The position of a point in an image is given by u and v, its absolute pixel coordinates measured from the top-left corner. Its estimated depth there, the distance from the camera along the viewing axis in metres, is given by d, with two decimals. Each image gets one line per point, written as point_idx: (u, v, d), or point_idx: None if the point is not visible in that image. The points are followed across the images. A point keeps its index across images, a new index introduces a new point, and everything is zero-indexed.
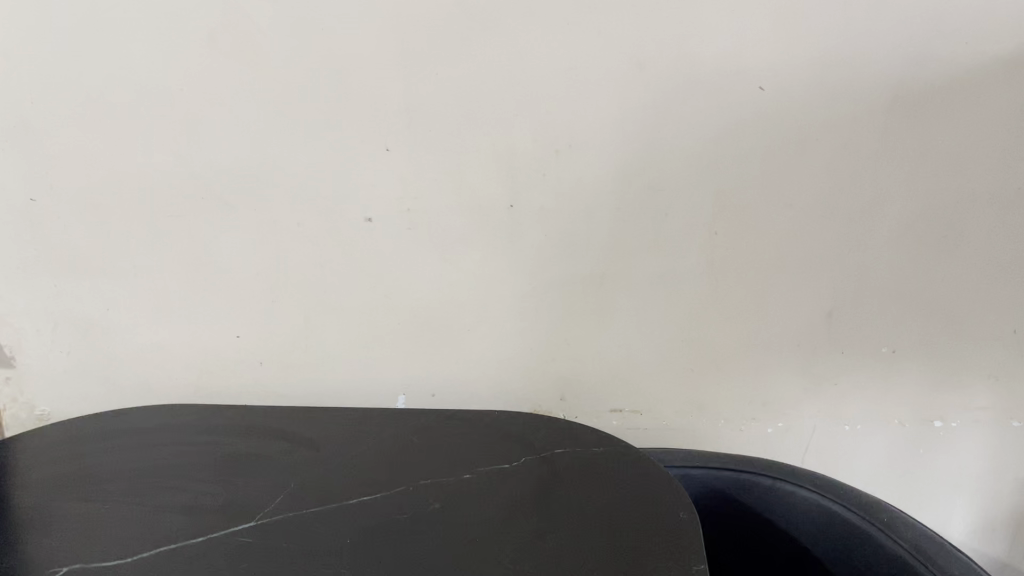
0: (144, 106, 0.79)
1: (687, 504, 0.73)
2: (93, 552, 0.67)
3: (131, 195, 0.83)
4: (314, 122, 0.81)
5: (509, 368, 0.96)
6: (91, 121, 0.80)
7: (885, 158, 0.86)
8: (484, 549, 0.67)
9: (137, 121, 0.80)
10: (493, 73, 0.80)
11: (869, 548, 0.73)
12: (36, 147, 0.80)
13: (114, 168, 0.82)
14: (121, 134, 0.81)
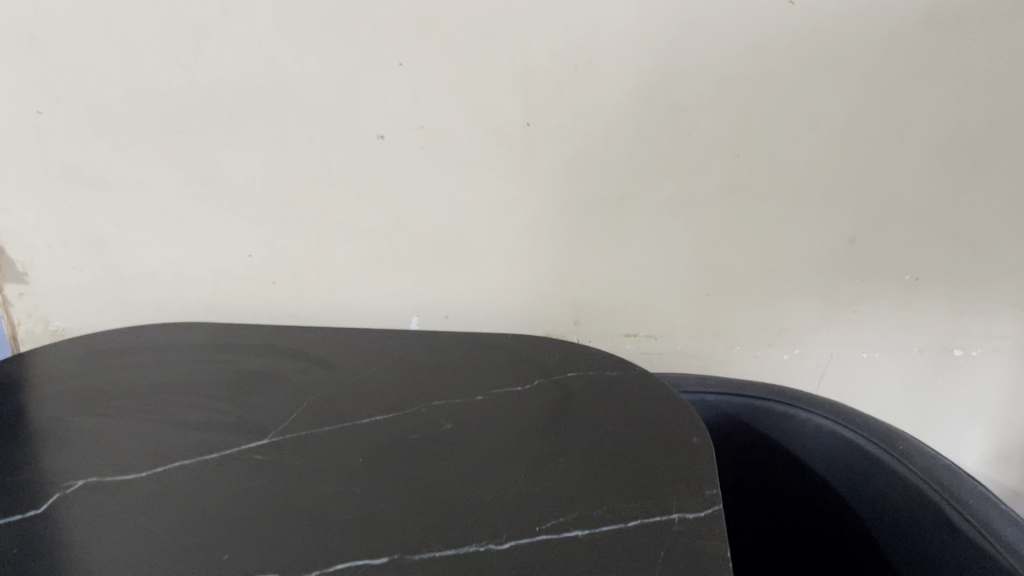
0: (150, 17, 0.77)
1: (701, 429, 0.72)
2: (107, 467, 0.68)
3: (138, 108, 0.81)
4: (324, 35, 0.78)
5: (523, 291, 0.95)
6: (95, 32, 0.77)
7: (918, 77, 0.82)
8: (496, 471, 0.67)
9: (143, 32, 0.78)
10: None
11: (882, 474, 0.72)
12: (40, 58, 0.78)
13: (120, 82, 0.80)
14: (127, 46, 0.78)
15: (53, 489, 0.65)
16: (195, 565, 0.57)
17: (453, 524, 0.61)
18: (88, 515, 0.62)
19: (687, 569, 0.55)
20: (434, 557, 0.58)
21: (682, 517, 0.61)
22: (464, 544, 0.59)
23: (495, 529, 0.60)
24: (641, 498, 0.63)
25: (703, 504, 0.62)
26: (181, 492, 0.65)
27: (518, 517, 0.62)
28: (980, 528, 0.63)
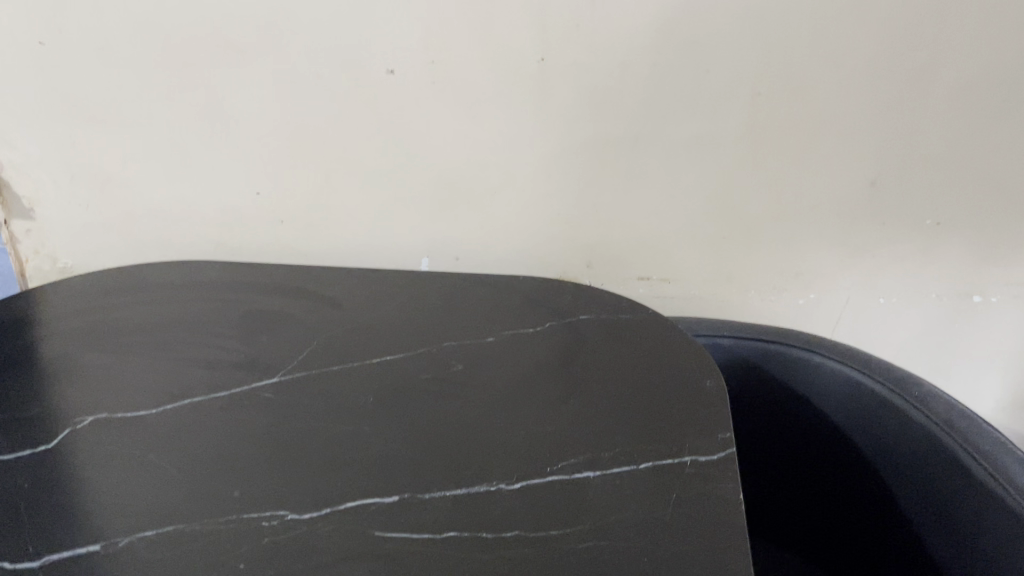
0: None
1: (715, 372, 0.71)
2: (117, 403, 0.68)
3: (141, 40, 0.79)
4: None
5: (535, 232, 0.94)
6: None
7: (950, 13, 0.79)
8: (507, 411, 0.67)
9: None
10: None
11: (897, 419, 0.72)
12: None
13: (122, 13, 0.78)
14: None
15: (64, 424, 0.65)
16: (207, 503, 0.57)
17: (464, 465, 0.61)
18: (100, 451, 0.62)
19: (697, 513, 0.55)
20: (445, 497, 0.58)
21: (693, 460, 0.60)
22: (475, 484, 0.59)
23: (506, 470, 0.60)
24: (653, 440, 0.62)
25: (715, 447, 0.61)
26: (191, 429, 0.65)
27: (529, 458, 0.61)
28: (995, 474, 0.62)
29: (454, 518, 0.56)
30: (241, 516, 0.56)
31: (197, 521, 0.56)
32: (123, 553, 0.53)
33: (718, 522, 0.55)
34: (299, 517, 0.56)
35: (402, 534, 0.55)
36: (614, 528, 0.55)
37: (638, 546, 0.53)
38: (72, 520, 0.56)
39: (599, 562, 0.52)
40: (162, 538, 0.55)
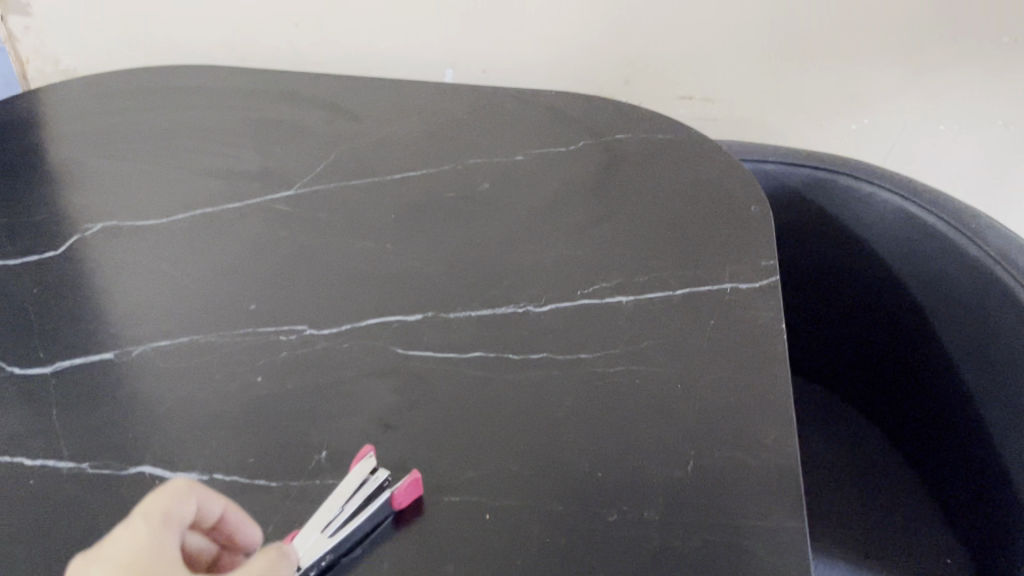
0: None
1: (759, 197, 0.64)
2: (125, 211, 0.65)
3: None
4: None
5: (567, 44, 0.86)
6: None
7: None
8: (536, 230, 0.63)
9: None
10: None
11: (950, 254, 0.67)
12: None
13: None
14: None
15: (71, 231, 0.63)
16: (223, 315, 0.56)
17: (490, 285, 0.58)
18: (112, 259, 0.60)
19: (734, 340, 0.52)
20: (470, 318, 0.55)
21: (734, 287, 0.56)
22: (502, 305, 0.56)
23: (535, 291, 0.57)
24: (690, 265, 0.58)
25: (757, 275, 0.57)
26: (204, 240, 0.62)
27: (558, 280, 0.58)
28: None
29: (479, 338, 0.54)
30: (257, 329, 0.55)
31: (212, 333, 0.54)
32: (136, 361, 0.52)
33: (755, 351, 0.52)
34: (317, 333, 0.54)
35: (426, 350, 0.53)
36: (646, 353, 0.52)
37: (671, 373, 0.51)
38: (86, 327, 0.55)
39: (629, 387, 0.50)
40: (177, 348, 0.53)
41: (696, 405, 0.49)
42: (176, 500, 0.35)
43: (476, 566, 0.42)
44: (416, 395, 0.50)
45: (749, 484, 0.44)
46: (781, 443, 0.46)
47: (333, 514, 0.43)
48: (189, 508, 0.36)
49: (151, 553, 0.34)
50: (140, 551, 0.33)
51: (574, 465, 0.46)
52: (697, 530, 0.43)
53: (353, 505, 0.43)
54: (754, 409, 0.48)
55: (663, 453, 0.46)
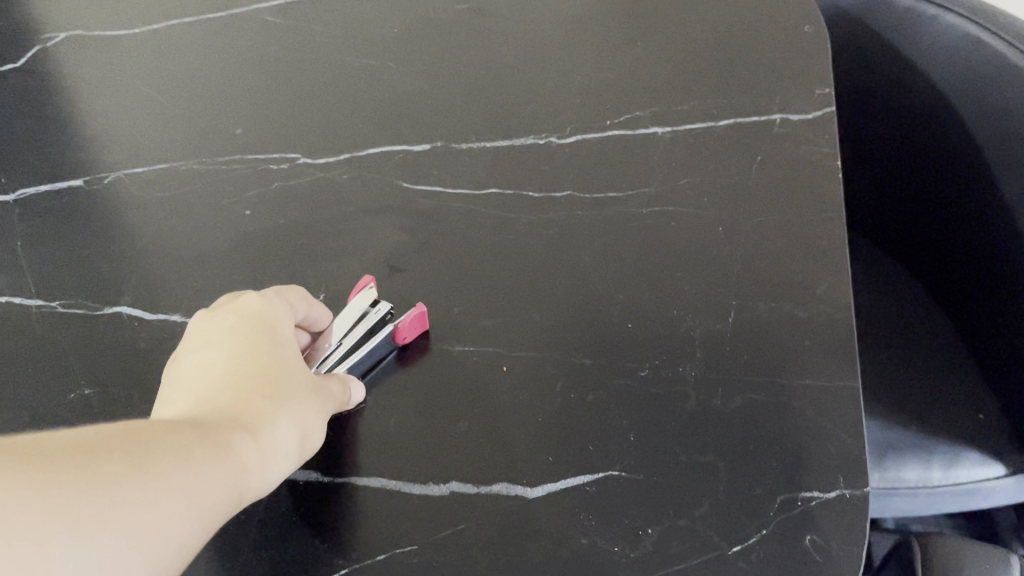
0: None
1: (815, 13, 0.56)
2: (93, 17, 0.57)
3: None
4: None
5: None
6: None
7: None
8: (560, 49, 0.55)
9: None
10: None
11: (1015, 87, 0.58)
12: None
13: None
14: None
15: (32, 43, 0.56)
16: (206, 140, 0.50)
17: (507, 113, 0.51)
18: (82, 75, 0.54)
19: (784, 179, 0.46)
20: (484, 150, 0.49)
21: (784, 118, 0.49)
22: (521, 137, 0.50)
23: (560, 121, 0.50)
24: (734, 94, 0.51)
25: (811, 106, 0.50)
26: (182, 53, 0.55)
27: (584, 108, 0.51)
28: None
29: (495, 172, 0.48)
30: (244, 156, 0.49)
31: (194, 160, 0.49)
32: (110, 191, 0.48)
33: (806, 193, 0.45)
34: (311, 163, 0.49)
35: (434, 186, 0.47)
36: (681, 192, 0.46)
37: (710, 215, 0.45)
38: (57, 153, 0.50)
39: (664, 230, 0.45)
40: (155, 177, 0.48)
41: (741, 251, 0.43)
42: (298, 294, 0.39)
43: (491, 423, 0.38)
44: (425, 235, 0.45)
45: (797, 339, 0.40)
46: (834, 295, 0.41)
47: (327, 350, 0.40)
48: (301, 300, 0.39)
49: (281, 326, 0.37)
50: (274, 322, 0.37)
51: (601, 315, 0.42)
52: (736, 388, 0.39)
53: (349, 341, 0.40)
54: (805, 259, 0.43)
55: (700, 304, 0.42)
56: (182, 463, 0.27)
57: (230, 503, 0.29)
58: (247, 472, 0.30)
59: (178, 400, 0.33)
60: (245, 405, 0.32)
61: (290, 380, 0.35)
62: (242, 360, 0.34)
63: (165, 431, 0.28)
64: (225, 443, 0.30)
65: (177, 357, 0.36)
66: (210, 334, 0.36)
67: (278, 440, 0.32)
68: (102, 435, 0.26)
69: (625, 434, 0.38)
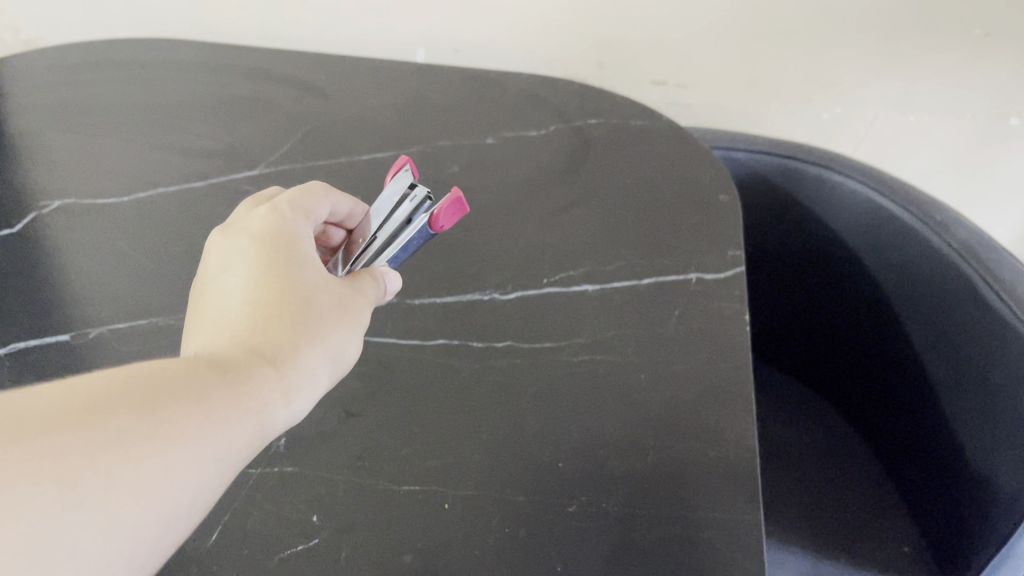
0: None
1: (728, 184, 0.65)
2: (87, 188, 0.64)
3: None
4: None
5: (542, 26, 0.84)
6: None
7: None
8: (505, 215, 0.62)
9: None
10: None
11: (916, 248, 0.66)
12: None
13: None
14: None
15: (29, 209, 0.62)
16: (184, 297, 0.55)
17: (457, 271, 0.57)
18: (71, 238, 0.59)
19: (699, 330, 0.52)
20: (435, 304, 0.55)
21: (699, 276, 0.56)
22: (468, 292, 0.56)
23: (503, 278, 0.57)
24: (658, 253, 0.58)
25: (724, 265, 0.57)
26: (166, 218, 0.61)
27: (524, 267, 0.57)
28: (1013, 306, 0.57)
29: (444, 325, 0.53)
30: None
31: (172, 316, 0.54)
32: (92, 344, 0.52)
33: (719, 341, 0.52)
34: None
35: (389, 338, 0.52)
36: (609, 342, 0.52)
37: (637, 363, 0.51)
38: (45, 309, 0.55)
39: (594, 377, 0.50)
40: (134, 331, 0.53)
41: (661, 395, 0.49)
42: (321, 189, 0.44)
43: (434, 554, 0.42)
44: (378, 381, 0.50)
45: (710, 473, 0.45)
46: (741, 435, 0.46)
47: (368, 244, 0.47)
48: (323, 201, 0.44)
49: (300, 243, 0.40)
50: (294, 239, 0.40)
51: (535, 452, 0.46)
52: (655, 520, 0.43)
53: (386, 233, 0.46)
54: (718, 401, 0.48)
55: (624, 442, 0.46)
56: (198, 411, 0.31)
57: (252, 438, 0.34)
58: (269, 406, 0.34)
59: (205, 329, 0.37)
60: (266, 339, 0.36)
61: (313, 300, 0.38)
62: (266, 281, 0.38)
63: (184, 375, 0.32)
64: (246, 381, 0.34)
65: (206, 269, 0.40)
66: (230, 253, 0.40)
67: (302, 370, 0.36)
68: (113, 391, 0.30)
69: (556, 564, 0.42)
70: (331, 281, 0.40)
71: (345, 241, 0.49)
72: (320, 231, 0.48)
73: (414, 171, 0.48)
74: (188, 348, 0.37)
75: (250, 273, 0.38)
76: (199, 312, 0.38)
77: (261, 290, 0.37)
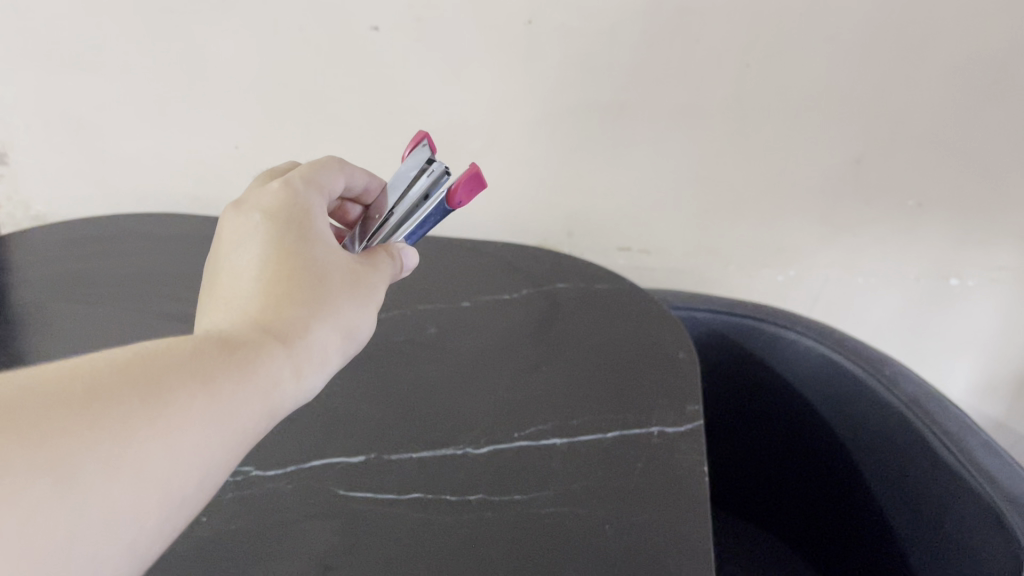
0: None
1: (688, 343, 0.70)
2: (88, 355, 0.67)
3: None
4: None
5: (516, 200, 0.91)
6: None
7: None
8: (479, 375, 0.66)
9: None
10: None
11: (868, 400, 0.70)
12: None
13: None
14: None
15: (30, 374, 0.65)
16: None
17: (433, 428, 0.60)
18: None
19: (661, 481, 0.55)
20: (411, 459, 0.58)
21: (660, 430, 0.60)
22: (442, 447, 0.59)
23: (476, 434, 0.60)
24: (622, 409, 0.62)
25: (684, 419, 0.61)
26: None
27: (497, 424, 0.61)
28: (959, 454, 0.61)
29: (419, 480, 0.56)
30: None
31: None
32: None
33: (680, 493, 0.54)
34: (263, 474, 0.56)
35: (367, 493, 0.55)
36: (575, 495, 0.55)
37: (603, 514, 0.53)
38: None
39: (563, 528, 0.52)
40: None
41: (626, 544, 0.51)
42: (331, 164, 0.52)
43: None
44: (354, 536, 0.51)
45: None
46: None
47: (387, 218, 0.52)
48: (341, 172, 0.52)
49: (311, 223, 0.46)
50: (307, 219, 0.46)
51: None
52: None
53: (402, 210, 0.51)
54: (679, 548, 0.50)
55: None
56: (208, 389, 0.35)
57: (265, 410, 0.38)
58: (280, 382, 0.39)
59: (223, 306, 0.42)
60: (279, 317, 0.41)
61: (322, 278, 0.44)
62: (277, 261, 0.43)
63: (194, 357, 0.36)
64: (256, 359, 0.38)
65: (220, 249, 0.45)
66: (246, 232, 0.45)
67: (311, 345, 0.42)
68: (127, 374, 0.33)
69: None
70: (336, 263, 0.45)
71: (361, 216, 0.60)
72: (339, 206, 0.59)
73: (433, 145, 0.50)
74: (206, 321, 0.42)
75: (262, 255, 0.43)
76: (216, 291, 0.44)
77: (271, 271, 0.43)
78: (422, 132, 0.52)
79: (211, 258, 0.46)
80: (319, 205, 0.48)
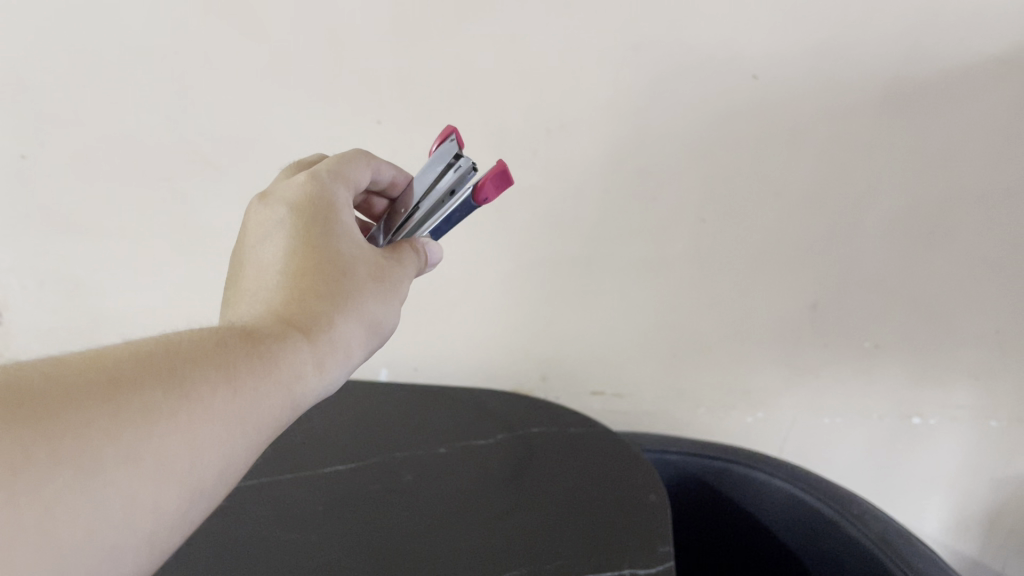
0: (120, 78, 0.75)
1: (658, 485, 0.72)
2: None
3: (103, 147, 0.80)
4: (294, 94, 0.76)
5: (492, 347, 0.95)
6: (60, 89, 0.76)
7: (884, 157, 0.75)
8: (454, 522, 0.67)
9: (114, 94, 0.77)
10: (472, 45, 0.72)
11: (839, 541, 0.71)
12: (20, 120, 0.78)
13: (89, 136, 0.79)
14: (92, 102, 0.77)
15: None
16: None
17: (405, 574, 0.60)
18: None
19: None
20: None
21: (632, 572, 0.60)
22: None
23: None
24: (593, 553, 0.63)
25: (655, 559, 0.61)
26: None
27: (470, 569, 0.61)
28: None
29: None
30: None
31: None
32: None
33: None
34: None
35: None
36: None
37: None
38: None
39: None
40: None
41: None
42: (357, 160, 0.56)
43: None
44: None
45: None
46: None
47: (413, 212, 0.57)
48: (364, 167, 0.57)
49: (335, 222, 0.49)
50: (331, 217, 0.49)
51: None
52: None
53: (427, 205, 0.56)
54: None
55: None
56: (226, 383, 0.38)
57: (287, 400, 0.40)
58: (305, 372, 0.41)
59: (252, 299, 0.46)
60: (304, 309, 0.44)
61: (344, 272, 0.47)
62: (302, 253, 0.46)
63: (214, 350, 0.39)
64: (278, 350, 0.41)
65: (251, 244, 0.49)
66: (274, 227, 0.49)
67: (336, 336, 0.44)
68: (149, 368, 0.36)
69: None
70: (360, 260, 0.49)
71: (385, 211, 0.66)
72: (366, 200, 0.65)
73: (458, 139, 0.54)
74: (238, 311, 0.45)
75: (287, 250, 0.47)
76: (244, 285, 0.47)
77: (296, 263, 0.46)
78: (447, 127, 0.56)
79: (244, 249, 0.50)
80: (343, 199, 0.52)
